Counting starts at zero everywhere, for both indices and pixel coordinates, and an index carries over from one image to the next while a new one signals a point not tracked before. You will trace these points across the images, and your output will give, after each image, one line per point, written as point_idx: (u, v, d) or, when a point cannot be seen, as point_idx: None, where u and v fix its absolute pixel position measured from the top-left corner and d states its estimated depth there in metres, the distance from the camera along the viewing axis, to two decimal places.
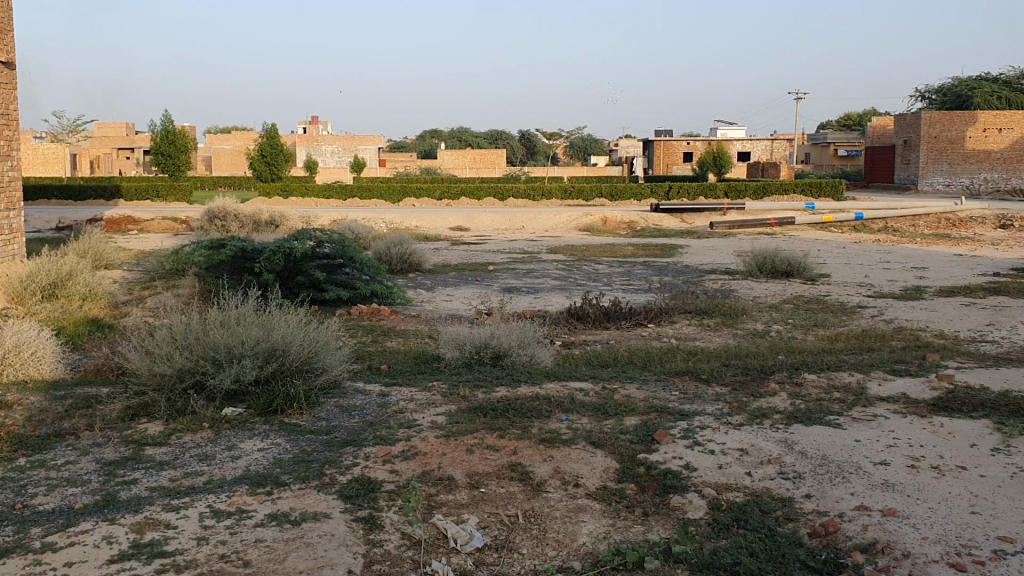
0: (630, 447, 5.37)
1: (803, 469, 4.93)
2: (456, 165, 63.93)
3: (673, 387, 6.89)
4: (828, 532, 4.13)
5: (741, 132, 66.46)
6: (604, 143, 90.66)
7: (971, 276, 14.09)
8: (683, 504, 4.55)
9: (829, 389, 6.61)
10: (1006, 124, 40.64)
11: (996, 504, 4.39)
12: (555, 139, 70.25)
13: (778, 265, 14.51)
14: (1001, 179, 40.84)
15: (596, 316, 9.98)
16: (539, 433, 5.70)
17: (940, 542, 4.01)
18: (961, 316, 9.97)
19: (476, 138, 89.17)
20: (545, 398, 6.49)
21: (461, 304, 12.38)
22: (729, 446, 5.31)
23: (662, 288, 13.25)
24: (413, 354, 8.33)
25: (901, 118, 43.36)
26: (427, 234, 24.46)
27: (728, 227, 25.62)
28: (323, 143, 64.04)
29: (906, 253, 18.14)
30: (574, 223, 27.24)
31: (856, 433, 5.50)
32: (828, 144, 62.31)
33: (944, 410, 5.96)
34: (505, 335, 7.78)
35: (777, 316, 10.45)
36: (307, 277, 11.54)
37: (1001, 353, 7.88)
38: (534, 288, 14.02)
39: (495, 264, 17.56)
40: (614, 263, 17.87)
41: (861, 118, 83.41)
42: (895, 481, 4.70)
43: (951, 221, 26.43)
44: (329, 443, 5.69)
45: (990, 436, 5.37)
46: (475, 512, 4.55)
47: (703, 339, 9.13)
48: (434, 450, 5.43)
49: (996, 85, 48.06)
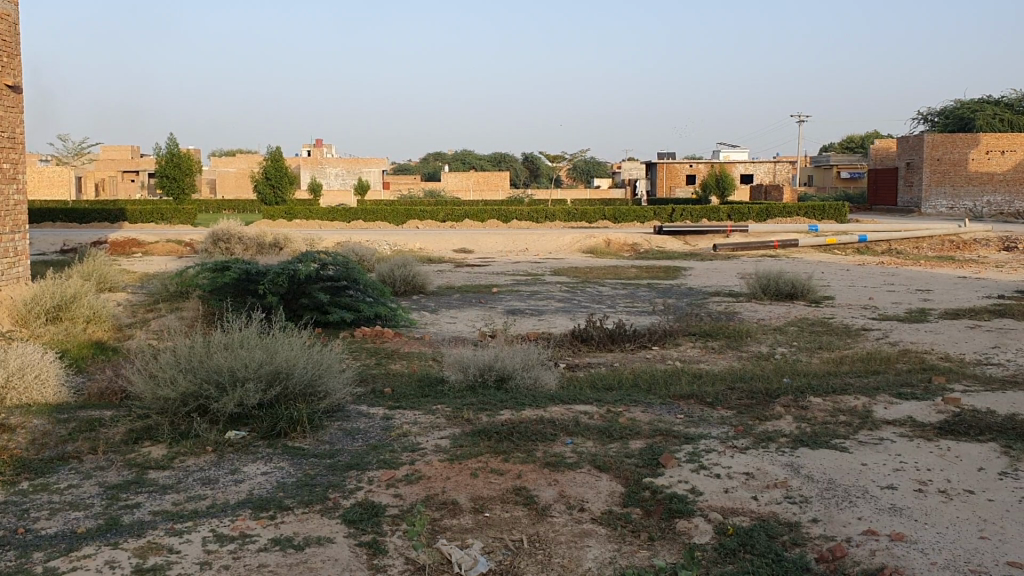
0: (635, 470, 5.35)
1: (809, 493, 4.90)
2: (461, 188, 64.01)
3: (678, 410, 6.87)
4: (835, 557, 4.08)
5: (743, 155, 66.74)
6: (606, 166, 91.38)
7: (975, 298, 14.11)
8: (689, 529, 4.51)
9: (834, 412, 6.59)
10: (1008, 147, 40.66)
11: (1005, 529, 4.35)
12: (559, 160, 70.50)
13: (781, 287, 14.53)
14: (1004, 202, 40.92)
15: (600, 339, 9.98)
16: (544, 456, 5.67)
17: (948, 567, 3.97)
18: (966, 339, 9.94)
19: (481, 160, 89.62)
20: (550, 421, 6.46)
21: (465, 325, 12.41)
22: (735, 470, 5.28)
23: (666, 310, 13.27)
24: (418, 377, 8.32)
25: (904, 140, 43.40)
26: (431, 256, 24.52)
27: (731, 249, 25.47)
28: (327, 165, 64.36)
29: (911, 274, 18.09)
30: (579, 245, 27.32)
31: (862, 457, 5.48)
32: (831, 166, 62.46)
33: (950, 433, 5.93)
34: (509, 358, 7.79)
35: (782, 339, 10.43)
36: (312, 299, 11.53)
37: (1006, 376, 7.85)
38: (538, 310, 14.06)
39: (500, 285, 17.61)
40: (619, 285, 17.89)
41: (863, 141, 83.94)
42: (903, 505, 4.68)
43: (954, 243, 26.45)
44: (332, 466, 5.68)
45: (997, 460, 5.34)
46: (480, 536, 4.53)
47: (708, 361, 9.13)
48: (439, 474, 5.42)
49: (998, 108, 48.26)
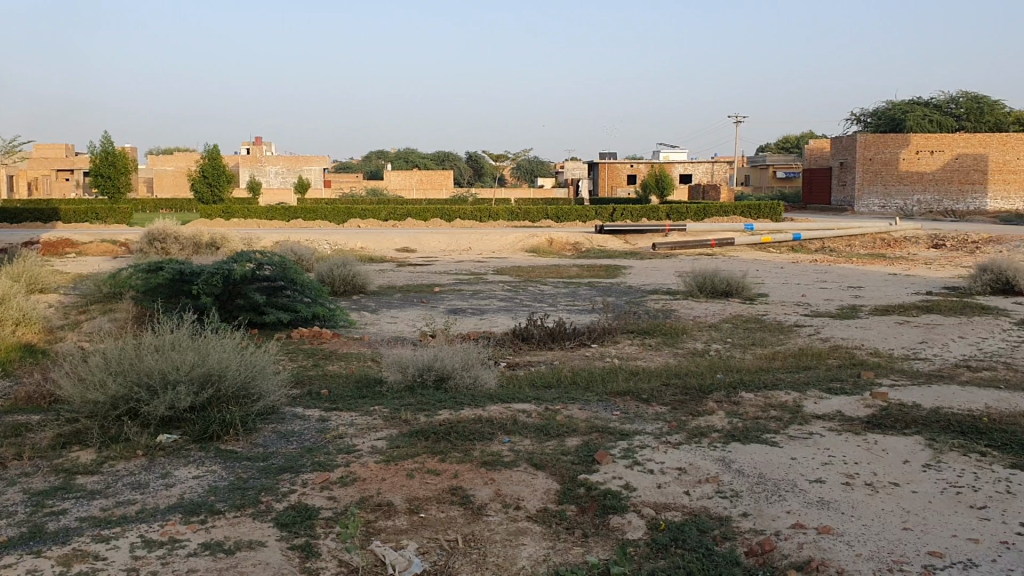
0: (571, 467, 5.36)
1: (740, 488, 4.95)
2: (403, 187, 63.57)
3: (615, 407, 6.91)
4: (764, 551, 4.14)
5: (683, 155, 67.48)
6: (549, 166, 91.79)
7: (904, 294, 14.46)
8: (622, 525, 4.53)
9: (765, 407, 6.68)
10: (937, 147, 41.45)
11: (927, 520, 4.45)
12: (501, 159, 70.55)
13: (717, 285, 14.72)
14: (933, 201, 41.86)
15: (540, 337, 9.99)
16: (480, 456, 5.66)
17: (872, 558, 4.05)
18: (895, 335, 10.17)
19: (423, 159, 89.29)
20: (488, 420, 6.44)
21: (404, 325, 12.33)
22: (669, 466, 5.33)
23: (606, 309, 13.36)
24: (354, 378, 8.24)
25: (836, 141, 44.37)
26: (372, 256, 24.34)
27: (670, 248, 25.70)
28: (267, 163, 63.55)
29: (843, 272, 18.48)
30: (521, 245, 27.37)
31: (791, 451, 5.57)
32: (768, 166, 63.51)
33: (877, 427, 6.05)
34: (448, 357, 7.74)
35: (717, 336, 10.56)
36: (248, 300, 11.36)
37: (933, 371, 8.05)
38: (479, 309, 14.04)
39: (441, 285, 17.53)
40: (560, 284, 17.94)
41: (798, 142, 85.66)
42: (830, 498, 4.76)
43: (885, 241, 27.10)
44: (265, 469, 5.59)
45: (921, 453, 5.47)
46: (414, 537, 4.49)
47: (646, 358, 9.20)
48: (374, 475, 5.37)
49: (927, 109, 49.63)
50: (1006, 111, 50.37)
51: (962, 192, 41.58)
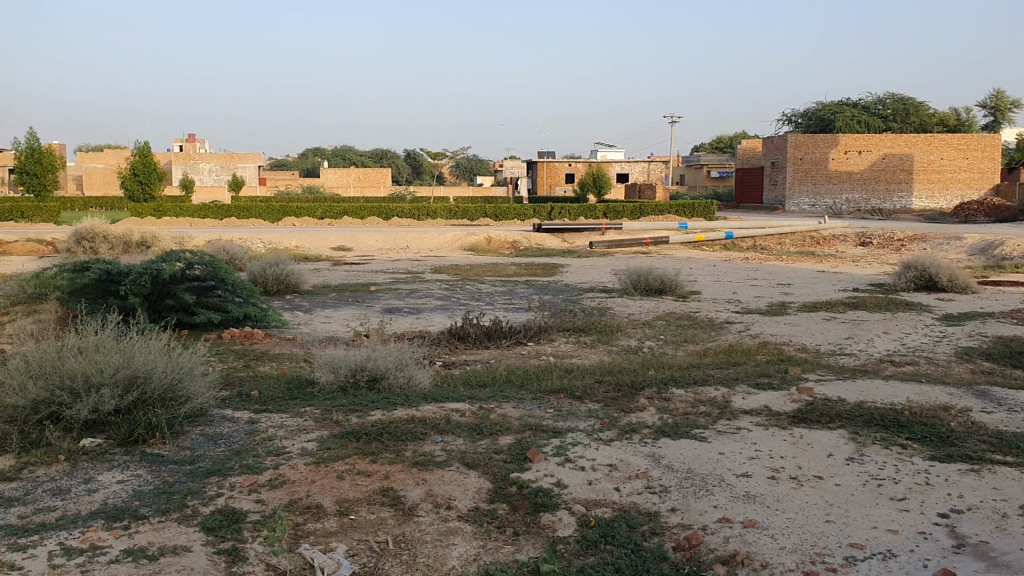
0: (503, 466, 5.35)
1: (669, 483, 5.00)
2: (340, 184, 62.95)
3: (548, 404, 6.92)
4: (691, 545, 4.18)
5: (620, 155, 68.06)
6: (487, 164, 91.78)
7: (832, 291, 14.77)
8: (553, 523, 4.53)
9: (695, 403, 6.76)
10: (864, 147, 42.48)
11: (849, 512, 4.54)
12: (439, 158, 70.37)
13: (651, 283, 14.85)
14: (861, 200, 42.78)
15: (476, 336, 9.95)
16: (412, 456, 5.61)
17: (796, 551, 4.11)
18: (822, 331, 10.38)
19: (361, 156, 88.57)
20: (420, 420, 6.40)
21: (339, 325, 12.19)
22: (600, 463, 5.35)
23: (541, 307, 13.39)
24: (286, 379, 8.12)
25: (768, 141, 45.22)
26: (308, 255, 24.04)
27: (607, 246, 25.89)
28: (201, 160, 62.36)
29: (774, 270, 18.81)
30: (459, 243, 27.29)
31: (720, 446, 5.64)
32: (702, 165, 64.39)
33: (803, 421, 6.16)
34: (381, 357, 7.67)
35: (651, 333, 10.66)
36: (177, 300, 11.12)
37: (857, 366, 8.23)
38: (415, 308, 13.96)
39: (376, 284, 17.39)
40: (497, 283, 17.94)
41: (732, 143, 87.10)
42: (756, 492, 4.83)
43: (815, 240, 27.68)
44: (192, 473, 5.47)
45: (844, 446, 5.59)
46: (344, 539, 4.44)
47: (580, 356, 9.24)
48: (303, 477, 5.29)
49: (855, 110, 50.83)
50: (931, 113, 51.75)
51: (889, 192, 42.52)
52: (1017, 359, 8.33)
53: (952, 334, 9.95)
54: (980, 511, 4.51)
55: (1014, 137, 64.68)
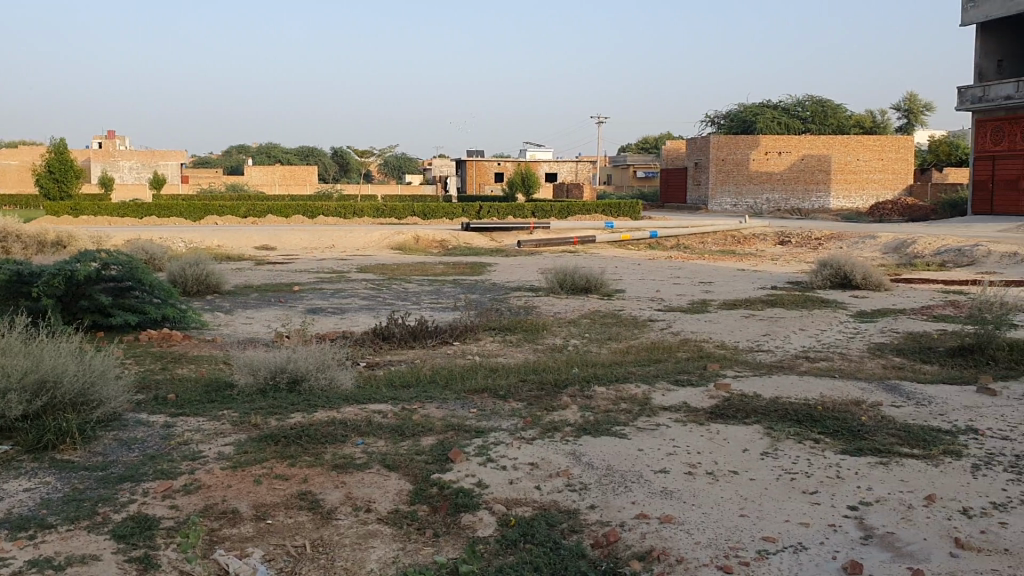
0: (424, 467, 5.31)
1: (588, 480, 5.03)
2: (264, 182, 61.97)
3: (471, 404, 6.90)
4: (609, 542, 4.20)
5: (548, 154, 68.40)
6: (415, 163, 91.40)
7: (751, 289, 15.07)
8: (473, 523, 4.52)
9: (616, 400, 6.82)
10: (784, 148, 43.40)
11: (763, 506, 4.63)
12: (367, 156, 69.77)
13: (576, 282, 14.94)
14: (781, 199, 43.78)
15: (401, 336, 9.88)
16: (332, 458, 5.54)
17: (710, 545, 4.17)
18: (741, 328, 10.58)
19: (287, 154, 87.32)
20: (341, 422, 6.32)
21: (261, 326, 11.99)
22: (521, 461, 5.35)
23: (467, 305, 13.37)
24: (204, 381, 7.94)
25: (691, 141, 45.97)
26: (231, 254, 23.59)
27: (535, 245, 26.00)
28: (120, 158, 60.73)
29: (697, 268, 19.11)
30: (386, 242, 27.09)
31: (639, 442, 5.69)
32: (628, 165, 65.11)
33: (720, 417, 6.26)
34: (303, 359, 7.55)
35: (576, 331, 10.72)
36: (92, 301, 10.79)
37: (775, 362, 8.41)
38: (340, 308, 13.82)
39: (300, 284, 17.14)
40: (424, 282, 17.85)
41: (657, 143, 88.33)
42: (673, 488, 4.88)
43: (736, 238, 28.21)
44: (104, 479, 5.30)
45: (760, 441, 5.69)
46: (260, 544, 4.35)
47: (505, 355, 9.25)
48: (219, 482, 5.18)
49: (776, 112, 52.00)
50: (847, 115, 53.20)
51: (807, 192, 43.38)
52: (926, 354, 8.61)
53: (865, 330, 10.24)
54: (886, 502, 4.64)
55: (925, 139, 66.96)
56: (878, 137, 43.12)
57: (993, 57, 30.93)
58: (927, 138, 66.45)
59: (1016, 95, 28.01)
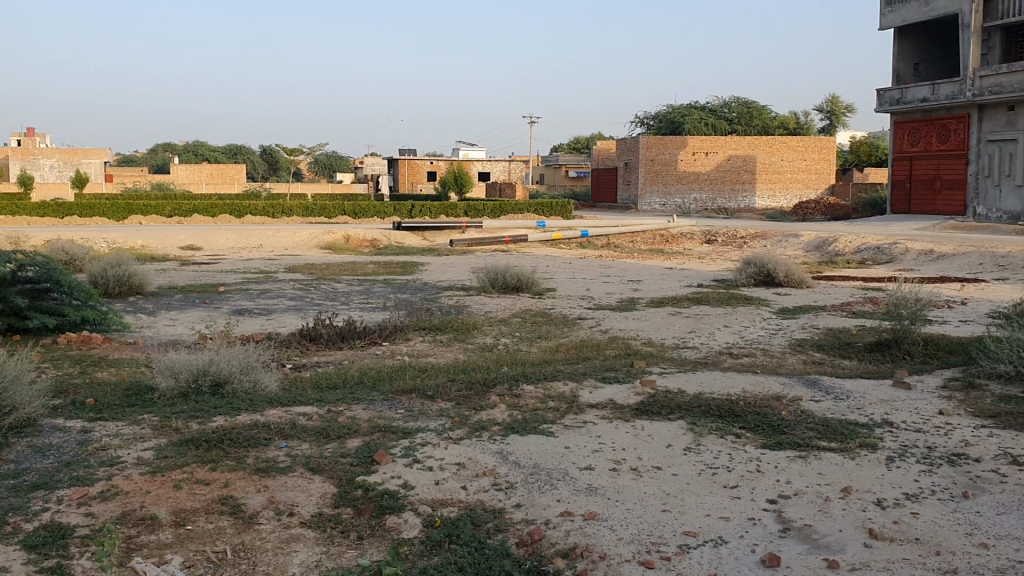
0: (348, 469, 5.24)
1: (514, 479, 5.02)
2: (191, 180, 60.68)
3: (398, 405, 6.84)
4: (533, 540, 4.20)
5: (480, 153, 68.37)
6: (346, 162, 90.55)
7: (679, 287, 15.27)
8: (398, 525, 4.48)
9: (544, 398, 6.84)
10: (711, 149, 44.03)
11: (685, 501, 4.68)
12: (296, 154, 68.92)
13: (508, 281, 14.94)
14: (708, 199, 44.42)
15: (328, 336, 9.74)
16: (255, 462, 5.43)
17: (633, 541, 4.20)
18: (668, 325, 10.70)
19: (215, 152, 85.72)
20: (264, 425, 6.20)
21: (185, 328, 11.72)
22: (447, 462, 5.32)
23: (397, 305, 13.27)
24: (124, 385, 7.72)
25: (621, 142, 46.41)
26: (155, 255, 23.04)
27: (466, 244, 25.94)
28: (40, 156, 58.88)
29: (627, 267, 19.29)
30: (316, 241, 26.75)
31: (565, 440, 5.71)
32: (560, 165, 65.47)
33: (645, 413, 6.32)
34: (226, 361, 7.40)
35: (505, 330, 10.73)
36: (7, 304, 10.41)
37: (700, 358, 8.53)
38: (268, 309, 13.60)
39: (226, 285, 16.82)
40: (354, 282, 17.67)
41: (589, 143, 89.01)
42: (598, 485, 4.91)
43: (665, 237, 28.57)
44: (15, 488, 5.11)
45: (683, 437, 5.76)
46: (179, 551, 4.24)
47: (434, 355, 9.20)
48: (138, 488, 5.03)
49: (703, 113, 52.85)
50: (772, 117, 54.32)
51: (733, 191, 44.21)
52: (845, 349, 8.82)
53: (787, 326, 10.45)
54: (804, 495, 4.73)
55: (847, 140, 68.75)
56: (801, 137, 44.16)
57: (909, 60, 31.89)
58: (849, 139, 68.21)
59: (931, 97, 28.87)
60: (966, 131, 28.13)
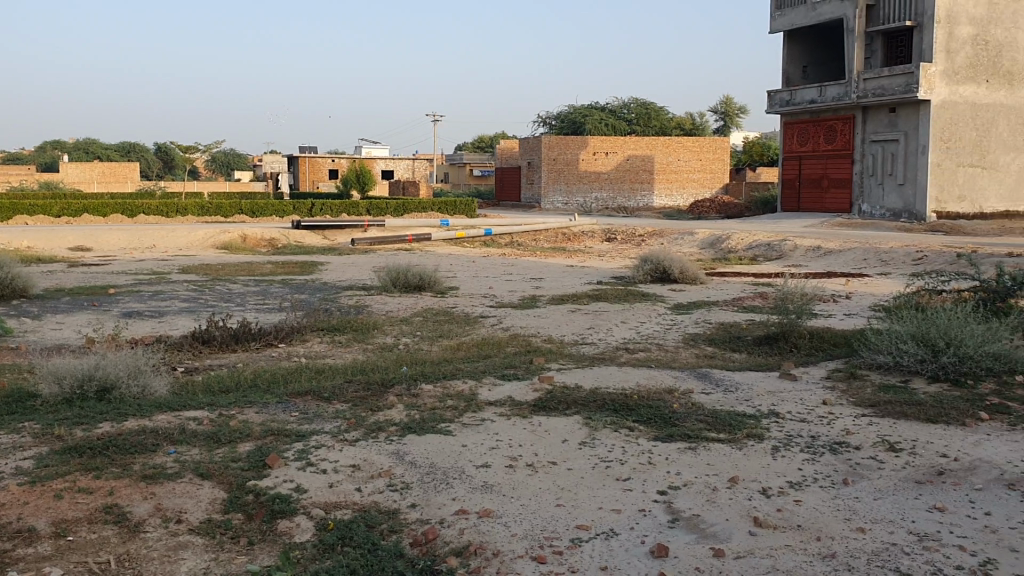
0: (240, 474, 5.12)
1: (409, 479, 4.98)
2: (81, 180, 58.43)
3: (294, 407, 6.71)
4: (427, 540, 4.18)
5: (383, 151, 67.85)
6: (246, 160, 88.64)
7: (579, 285, 15.44)
8: (290, 529, 4.39)
9: (442, 397, 6.81)
10: (611, 149, 44.53)
11: (578, 495, 4.72)
12: (193, 151, 67.05)
13: (409, 280, 14.84)
14: (609, 198, 44.91)
15: (222, 339, 9.50)
16: (141, 469, 5.25)
17: (526, 537, 4.21)
18: (567, 322, 10.80)
19: (107, 150, 82.81)
20: (153, 431, 6.00)
21: (71, 332, 11.26)
22: (342, 464, 5.25)
23: (295, 306, 13.03)
24: (3, 392, 7.36)
25: (523, 141, 46.65)
26: (40, 257, 22.09)
27: (369, 243, 25.65)
28: None
29: (528, 265, 19.41)
30: (212, 241, 26.11)
31: (462, 438, 5.70)
32: (464, 164, 65.50)
33: (543, 409, 6.36)
34: (112, 365, 7.14)
35: (405, 329, 10.65)
36: None
37: (597, 354, 8.63)
38: (160, 311, 13.18)
39: (117, 287, 16.24)
40: (251, 282, 17.29)
41: (493, 142, 89.33)
42: (493, 482, 4.91)
43: (566, 235, 28.83)
44: None
45: (579, 431, 5.81)
46: (59, 563, 4.06)
47: (332, 355, 9.07)
48: (15, 500, 4.80)
49: (603, 113, 53.61)
50: (670, 117, 55.47)
51: (632, 191, 44.98)
52: (736, 343, 9.05)
53: (682, 321, 10.68)
54: (693, 486, 4.83)
55: (741, 141, 70.77)
56: (696, 138, 45.56)
57: (798, 63, 33.03)
58: (743, 139, 70.23)
59: (819, 99, 29.86)
60: (851, 132, 29.23)
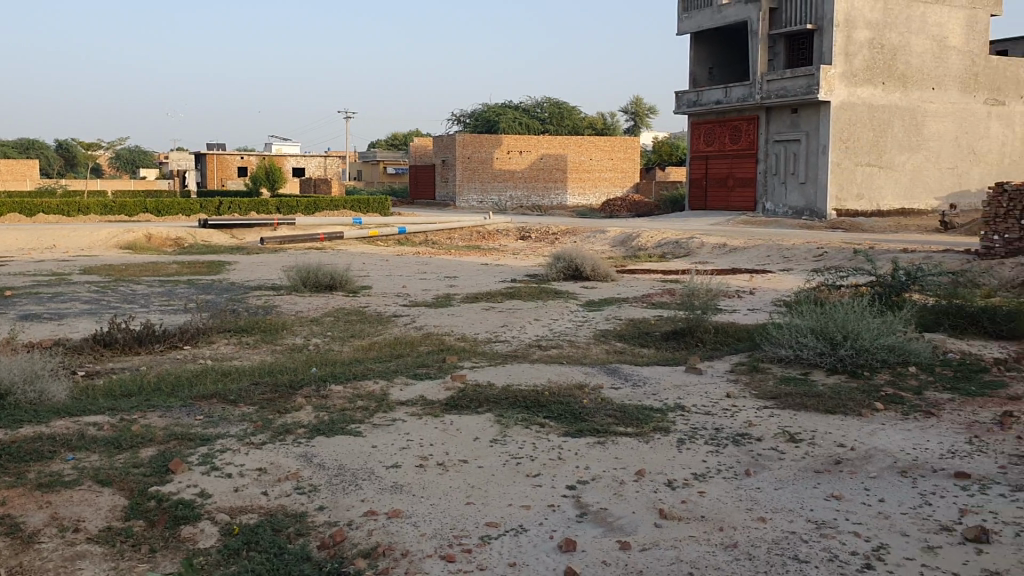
0: (141, 480, 4.97)
1: (317, 481, 4.91)
2: None
3: (200, 410, 6.56)
4: (335, 542, 4.13)
5: (295, 148, 66.82)
6: (152, 157, 86.23)
7: (492, 283, 15.48)
8: (193, 535, 4.28)
9: (352, 397, 6.73)
10: (524, 148, 44.81)
11: (488, 492, 4.73)
12: (94, 148, 64.87)
13: (320, 279, 14.66)
14: (523, 197, 45.19)
15: (124, 341, 9.22)
16: (37, 478, 5.05)
17: (434, 536, 4.20)
18: (480, 320, 10.80)
19: (3, 146, 79.51)
20: (50, 438, 5.78)
21: None
22: (248, 467, 5.14)
23: (201, 307, 12.73)
24: None
25: (438, 140, 46.52)
26: None
27: (279, 242, 25.20)
28: None
29: (442, 263, 19.37)
30: (115, 240, 25.32)
31: (372, 439, 5.64)
32: (377, 162, 64.99)
33: (454, 408, 6.35)
34: (5, 370, 6.84)
35: (316, 330, 10.51)
36: None
37: (509, 351, 8.65)
38: (59, 313, 12.71)
39: (12, 289, 15.59)
40: (156, 283, 16.82)
41: (407, 140, 88.85)
42: (403, 482, 4.87)
43: (481, 234, 28.85)
44: None
45: (490, 429, 5.82)
46: None
47: (240, 357, 8.89)
48: None
49: (517, 113, 53.84)
50: (583, 117, 56.00)
51: (546, 190, 45.33)
52: (645, 339, 9.19)
53: (593, 318, 10.79)
54: (601, 480, 4.88)
55: (652, 140, 71.93)
56: (608, 138, 45.95)
57: (705, 64, 33.65)
58: (654, 138, 71.41)
59: (724, 99, 30.53)
60: (755, 133, 30.01)
